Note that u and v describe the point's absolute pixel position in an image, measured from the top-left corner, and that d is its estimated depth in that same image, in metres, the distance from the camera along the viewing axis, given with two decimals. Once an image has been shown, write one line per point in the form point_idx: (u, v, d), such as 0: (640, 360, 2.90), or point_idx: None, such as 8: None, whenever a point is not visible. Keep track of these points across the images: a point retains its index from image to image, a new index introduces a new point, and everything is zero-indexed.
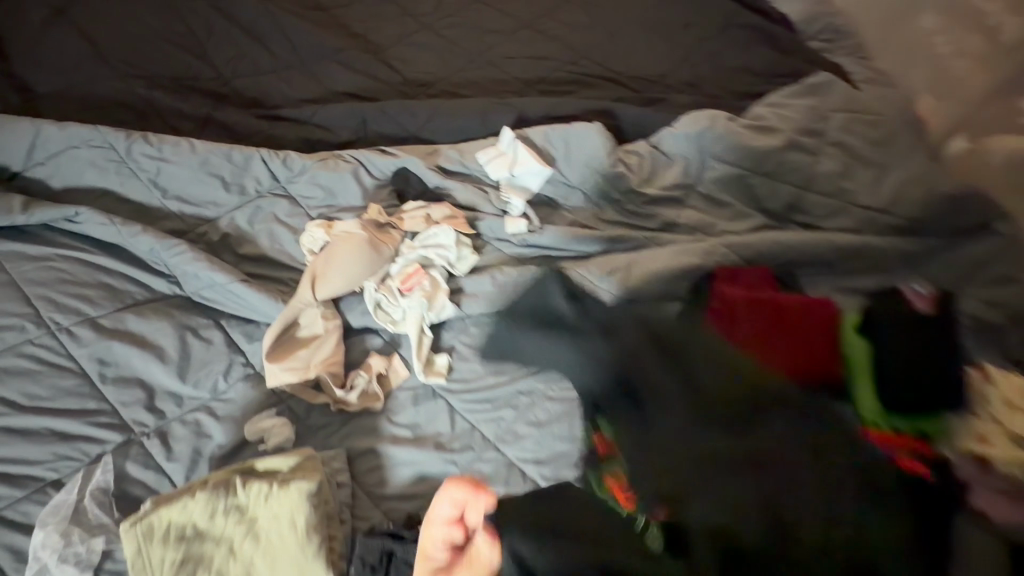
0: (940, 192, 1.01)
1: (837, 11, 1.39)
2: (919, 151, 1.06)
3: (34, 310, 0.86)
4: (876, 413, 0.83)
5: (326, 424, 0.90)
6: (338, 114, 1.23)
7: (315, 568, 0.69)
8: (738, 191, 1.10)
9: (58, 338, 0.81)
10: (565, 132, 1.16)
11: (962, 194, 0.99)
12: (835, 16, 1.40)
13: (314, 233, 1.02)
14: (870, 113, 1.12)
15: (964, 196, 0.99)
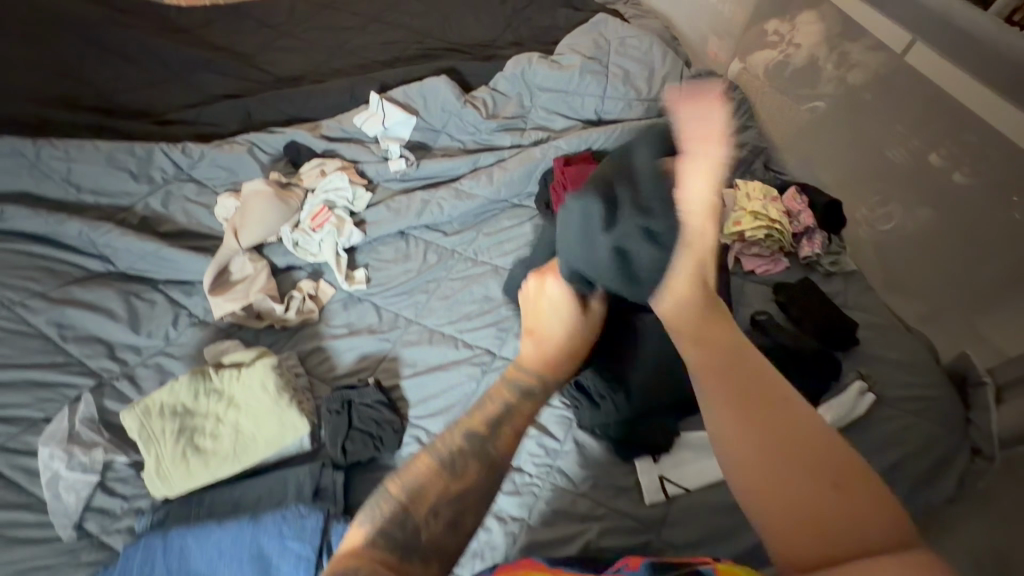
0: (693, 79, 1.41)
1: None
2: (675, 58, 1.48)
3: None
4: None
5: (274, 341, 1.09)
6: (222, 111, 1.42)
7: (292, 415, 0.90)
8: (562, 107, 1.43)
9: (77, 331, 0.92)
10: (420, 88, 1.43)
11: (705, 78, 1.40)
12: None
13: (225, 204, 1.20)
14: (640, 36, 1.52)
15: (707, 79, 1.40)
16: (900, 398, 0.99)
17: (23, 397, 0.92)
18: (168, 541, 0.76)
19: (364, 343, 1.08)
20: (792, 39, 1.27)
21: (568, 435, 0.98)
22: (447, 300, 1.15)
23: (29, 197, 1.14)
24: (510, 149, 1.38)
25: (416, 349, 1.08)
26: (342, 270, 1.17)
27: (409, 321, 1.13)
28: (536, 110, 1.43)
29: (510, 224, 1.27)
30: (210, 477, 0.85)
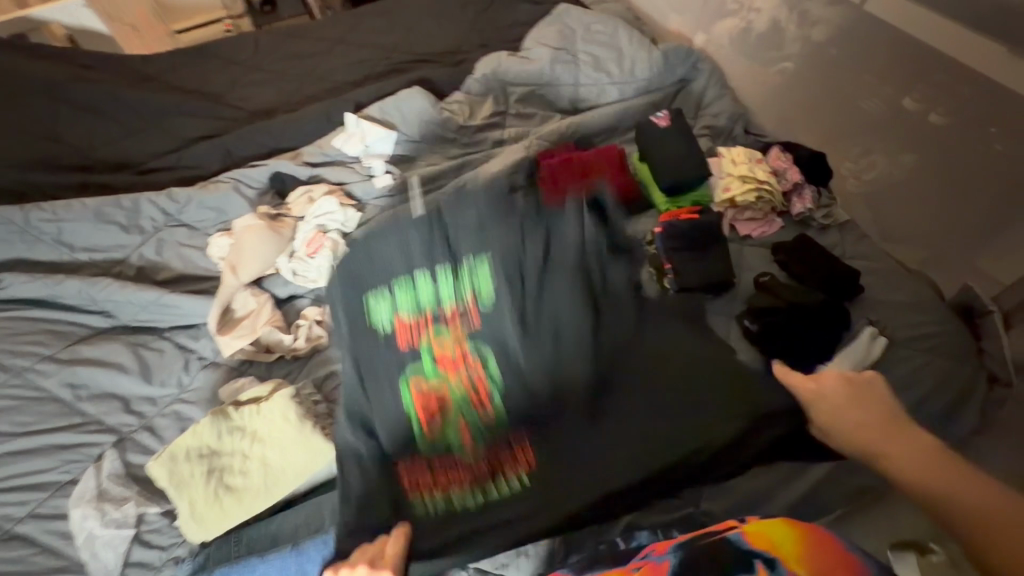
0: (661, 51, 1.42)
1: None
2: (642, 38, 1.49)
3: None
4: (665, 201, 1.21)
5: (289, 371, 1.08)
6: (202, 152, 1.43)
7: (318, 440, 0.91)
8: (537, 103, 1.45)
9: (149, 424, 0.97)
10: (394, 102, 1.43)
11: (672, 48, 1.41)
12: None
13: (219, 243, 1.20)
14: (601, 18, 1.52)
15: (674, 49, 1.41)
16: (913, 339, 1.00)
17: (50, 459, 0.93)
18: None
19: None
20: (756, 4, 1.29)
21: None
22: None
23: (24, 263, 1.15)
24: (492, 149, 1.39)
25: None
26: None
27: None
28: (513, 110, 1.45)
29: None
30: (246, 512, 0.86)
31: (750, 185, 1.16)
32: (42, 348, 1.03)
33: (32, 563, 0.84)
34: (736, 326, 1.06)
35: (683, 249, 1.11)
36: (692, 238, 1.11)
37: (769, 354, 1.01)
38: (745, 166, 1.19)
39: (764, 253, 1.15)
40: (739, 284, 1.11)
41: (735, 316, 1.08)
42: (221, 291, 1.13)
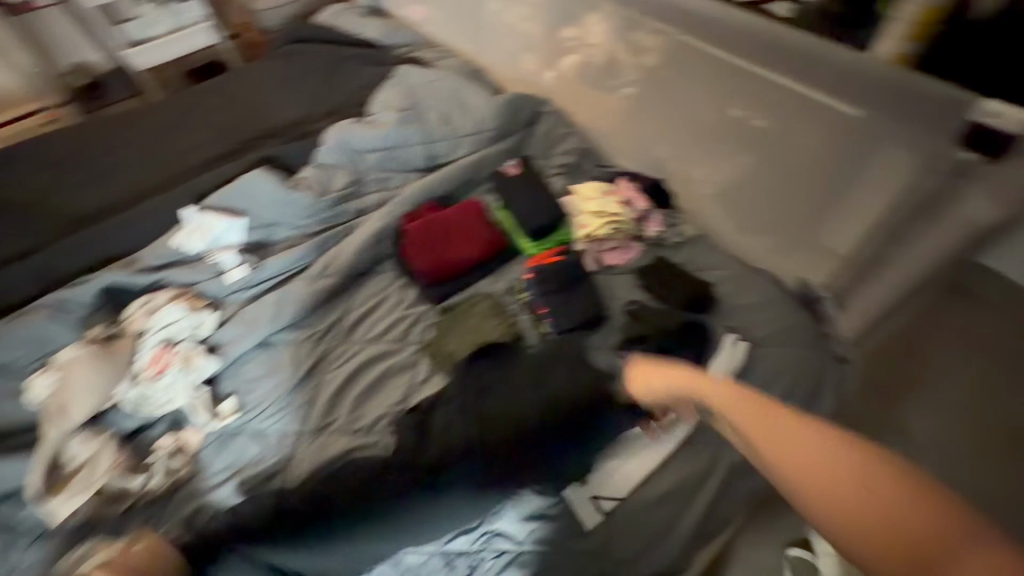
0: (503, 100, 1.46)
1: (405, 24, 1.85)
2: (486, 90, 1.53)
3: None
4: (530, 245, 1.24)
5: (144, 518, 0.94)
6: (12, 277, 1.24)
7: None
8: (393, 165, 1.43)
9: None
10: (236, 186, 1.32)
11: (513, 97, 1.46)
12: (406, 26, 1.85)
13: (41, 384, 1.05)
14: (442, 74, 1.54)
15: (516, 98, 1.46)
16: (768, 338, 1.08)
17: None
18: None
19: (248, 480, 0.98)
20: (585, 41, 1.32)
21: None
22: (334, 394, 1.08)
23: None
24: (354, 220, 1.35)
25: (312, 464, 0.99)
26: (199, 413, 1.04)
27: (291, 438, 1.04)
28: (369, 175, 1.41)
29: (378, 295, 1.22)
30: None
31: (603, 218, 1.22)
32: None
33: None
34: (616, 358, 1.07)
35: (553, 290, 1.13)
36: (558, 279, 1.15)
37: None
38: (596, 200, 1.25)
39: (629, 278, 1.19)
40: (612, 314, 1.14)
41: (614, 347, 1.09)
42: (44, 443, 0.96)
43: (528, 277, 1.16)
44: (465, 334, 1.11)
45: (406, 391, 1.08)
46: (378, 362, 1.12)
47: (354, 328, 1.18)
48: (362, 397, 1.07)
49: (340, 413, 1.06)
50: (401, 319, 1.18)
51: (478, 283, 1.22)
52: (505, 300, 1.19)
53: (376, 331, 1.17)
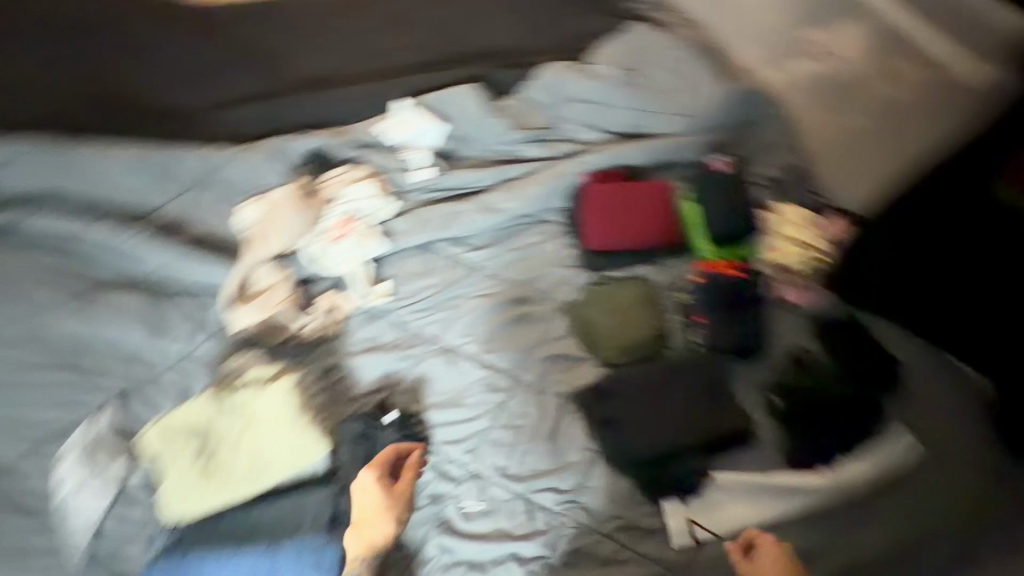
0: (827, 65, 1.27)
1: None
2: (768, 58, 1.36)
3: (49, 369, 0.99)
4: (710, 248, 1.15)
5: (295, 354, 1.07)
6: (243, 112, 1.38)
7: (311, 447, 0.91)
8: (592, 118, 1.39)
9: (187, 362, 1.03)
10: (447, 95, 1.38)
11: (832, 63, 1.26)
12: None
13: (245, 211, 1.19)
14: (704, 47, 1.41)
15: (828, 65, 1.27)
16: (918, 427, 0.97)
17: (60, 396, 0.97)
18: (186, 558, 0.85)
19: (385, 362, 1.07)
20: (831, 50, 1.28)
21: (594, 468, 0.95)
22: (471, 316, 1.12)
23: (54, 202, 1.08)
24: (537, 160, 1.35)
25: (423, 371, 1.06)
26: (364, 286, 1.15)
27: (429, 340, 1.10)
28: (568, 122, 1.40)
29: (539, 239, 1.23)
30: (234, 492, 0.87)
31: (802, 251, 1.13)
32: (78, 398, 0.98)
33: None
34: (760, 398, 1.01)
35: (722, 304, 1.07)
36: (725, 304, 1.07)
37: (792, 434, 0.96)
38: (799, 227, 1.14)
39: (805, 325, 1.08)
40: (771, 353, 1.05)
41: (761, 386, 1.02)
42: (244, 260, 1.13)
43: (700, 279, 1.10)
44: (614, 315, 1.09)
45: (539, 342, 1.09)
46: (521, 304, 1.14)
47: (508, 263, 1.20)
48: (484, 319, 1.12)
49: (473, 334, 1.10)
50: (554, 272, 1.18)
51: (640, 266, 1.18)
52: (658, 295, 1.13)
53: (525, 274, 1.18)
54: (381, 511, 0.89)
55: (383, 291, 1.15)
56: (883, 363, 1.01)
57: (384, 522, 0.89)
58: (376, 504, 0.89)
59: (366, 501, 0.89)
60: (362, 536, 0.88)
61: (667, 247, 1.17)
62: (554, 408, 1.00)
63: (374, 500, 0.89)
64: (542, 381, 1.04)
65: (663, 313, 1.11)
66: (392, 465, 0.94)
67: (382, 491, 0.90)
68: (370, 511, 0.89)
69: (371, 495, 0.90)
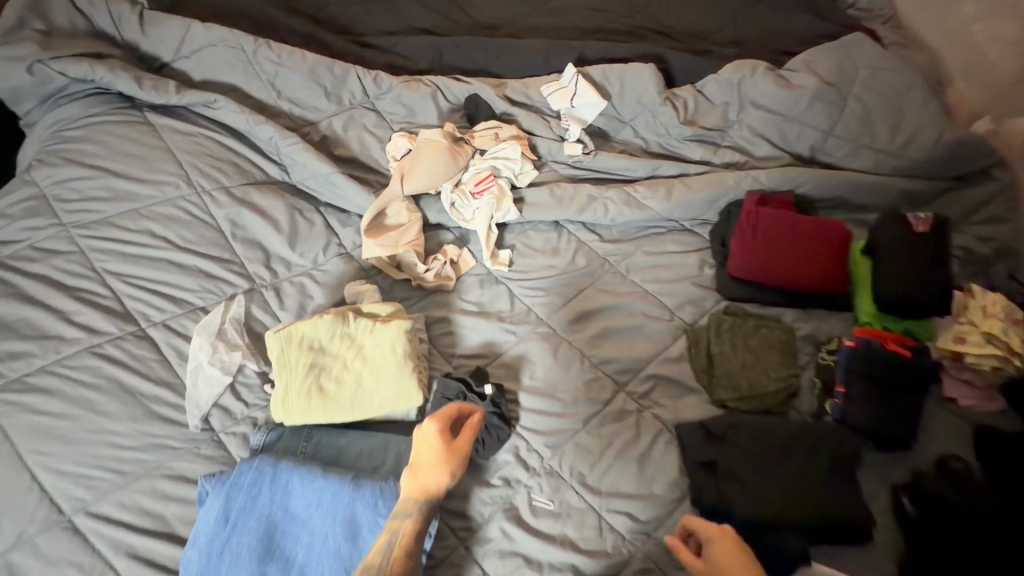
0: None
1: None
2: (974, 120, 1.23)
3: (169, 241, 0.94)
4: (871, 314, 1.01)
5: (407, 297, 1.09)
6: (416, 46, 1.38)
7: (410, 386, 0.88)
8: (772, 133, 1.24)
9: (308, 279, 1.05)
10: (621, 71, 1.29)
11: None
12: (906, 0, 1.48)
13: (398, 142, 1.20)
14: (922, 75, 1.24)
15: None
16: None
17: (173, 269, 0.93)
18: (278, 471, 0.77)
19: (490, 330, 1.05)
20: None
21: (678, 506, 0.88)
22: (586, 308, 1.07)
23: (235, 92, 1.13)
24: (696, 164, 1.24)
25: (525, 350, 1.03)
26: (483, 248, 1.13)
27: (539, 321, 1.07)
28: (744, 131, 1.26)
29: (677, 249, 1.14)
30: (326, 419, 0.85)
31: (995, 347, 0.93)
32: (194, 273, 0.94)
33: (114, 422, 0.80)
34: (887, 496, 0.88)
35: (875, 377, 0.92)
36: (876, 381, 0.92)
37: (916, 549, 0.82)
38: (998, 321, 0.94)
39: (959, 430, 0.93)
40: (914, 450, 0.92)
41: (891, 482, 0.90)
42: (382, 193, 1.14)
43: (850, 343, 0.96)
44: (742, 354, 0.99)
45: (651, 356, 1.02)
46: (640, 311, 1.07)
47: (637, 265, 1.13)
48: (598, 316, 1.07)
49: (585, 327, 1.06)
50: (686, 287, 1.09)
51: (785, 308, 1.06)
52: (798, 346, 1.01)
53: (653, 281, 1.10)
54: (438, 462, 0.73)
55: (501, 259, 1.12)
56: None
57: (440, 473, 0.73)
58: (433, 456, 0.73)
59: (424, 445, 0.74)
60: (413, 486, 0.72)
61: (821, 297, 1.05)
62: (650, 430, 0.95)
63: (431, 450, 0.74)
64: (643, 398, 0.98)
65: (797, 366, 0.99)
66: (458, 418, 0.78)
67: (438, 448, 0.74)
68: (427, 459, 0.74)
69: (431, 444, 0.75)
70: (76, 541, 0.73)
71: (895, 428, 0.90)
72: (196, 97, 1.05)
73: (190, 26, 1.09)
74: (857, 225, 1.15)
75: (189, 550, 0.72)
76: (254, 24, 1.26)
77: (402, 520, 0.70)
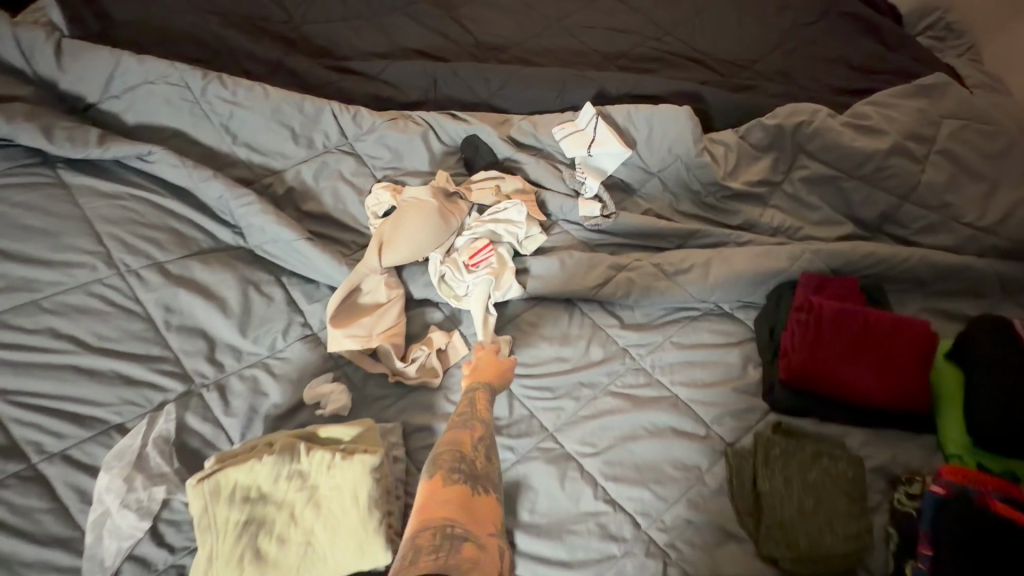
0: None
1: (1002, 22, 1.22)
2: None
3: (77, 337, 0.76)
4: (960, 445, 0.81)
5: (382, 396, 0.88)
6: (407, 72, 1.17)
7: (375, 546, 0.68)
8: (829, 194, 1.03)
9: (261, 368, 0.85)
10: (650, 112, 1.07)
11: None
12: (988, 30, 1.25)
13: (380, 196, 0.99)
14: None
15: None
16: None
17: (82, 376, 0.74)
18: None
19: None
20: None
21: None
22: (602, 418, 0.87)
23: (179, 138, 0.94)
24: (737, 231, 1.03)
25: (525, 473, 0.83)
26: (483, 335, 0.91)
27: (543, 432, 0.87)
28: (793, 188, 1.05)
29: (715, 340, 0.93)
30: None
31: None
32: (111, 380, 0.75)
33: None
34: None
35: (976, 542, 0.71)
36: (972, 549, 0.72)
37: None
38: None
39: None
40: None
41: None
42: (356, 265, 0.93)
43: (937, 488, 0.76)
44: (797, 493, 0.79)
45: (682, 488, 0.82)
46: (669, 424, 0.87)
47: (665, 359, 0.92)
48: (616, 428, 0.87)
49: (601, 442, 0.85)
50: (726, 393, 0.89)
51: (850, 426, 0.85)
52: (867, 482, 0.81)
53: (684, 383, 0.90)
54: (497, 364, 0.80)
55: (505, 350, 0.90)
56: None
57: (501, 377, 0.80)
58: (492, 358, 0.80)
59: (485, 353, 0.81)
60: (479, 379, 0.76)
61: (897, 416, 0.85)
62: None
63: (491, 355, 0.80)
64: (671, 546, 0.77)
65: (866, 513, 0.79)
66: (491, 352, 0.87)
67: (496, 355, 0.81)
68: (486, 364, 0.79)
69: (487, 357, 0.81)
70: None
71: None
72: (124, 148, 0.87)
73: (120, 58, 0.92)
74: (938, 317, 0.94)
75: None
76: (212, 49, 1.06)
77: (477, 392, 0.72)
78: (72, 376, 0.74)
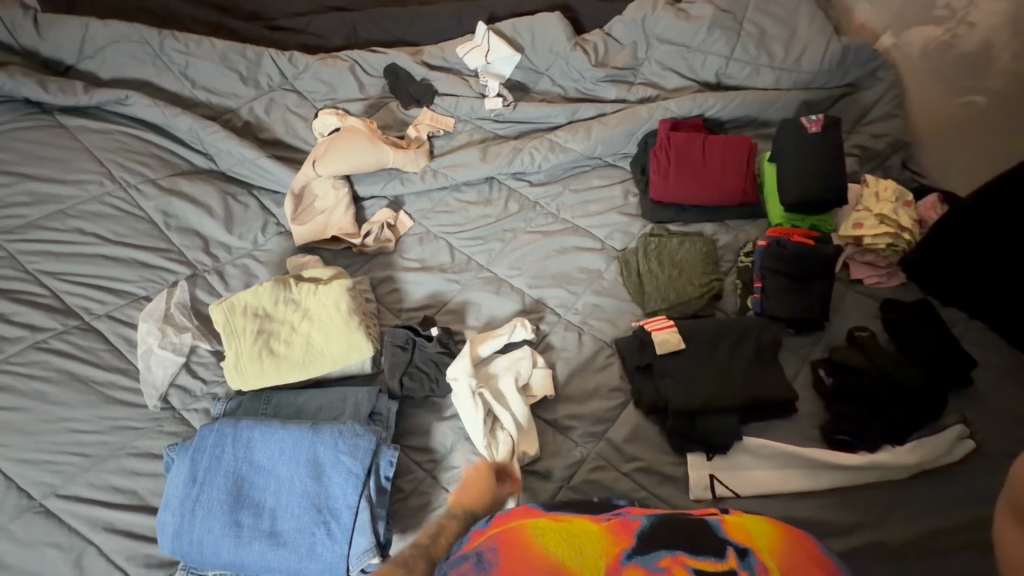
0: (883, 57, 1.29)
1: None
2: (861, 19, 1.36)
3: (99, 234, 0.97)
4: (779, 215, 1.10)
5: (350, 263, 1.12)
6: (329, 23, 1.39)
7: (359, 338, 0.92)
8: (677, 65, 1.32)
9: (250, 254, 1.07)
10: (530, 23, 1.33)
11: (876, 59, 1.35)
12: None
13: (327, 121, 1.20)
14: None
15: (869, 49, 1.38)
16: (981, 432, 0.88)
17: (109, 261, 0.95)
18: (239, 430, 0.80)
19: (433, 282, 1.09)
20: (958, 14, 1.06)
21: (624, 410, 0.95)
22: (522, 249, 1.13)
23: (148, 89, 1.16)
24: (612, 103, 1.30)
25: (468, 295, 1.08)
26: (495, 443, 0.89)
27: (479, 267, 1.12)
28: (651, 65, 1.33)
29: (602, 184, 1.21)
30: (281, 378, 0.89)
31: (885, 227, 1.03)
32: (131, 264, 0.97)
33: (73, 409, 0.83)
34: (807, 371, 0.97)
35: (783, 266, 1.01)
36: (784, 273, 1.01)
37: (831, 411, 0.91)
38: (889, 204, 1.05)
39: (868, 305, 1.02)
40: (827, 327, 1.01)
41: (809, 359, 0.98)
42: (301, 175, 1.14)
43: (762, 243, 1.04)
44: (667, 268, 1.07)
45: (586, 284, 1.08)
46: (574, 245, 1.13)
47: (567, 204, 1.19)
48: (534, 256, 1.12)
49: (524, 267, 1.11)
50: (612, 217, 1.16)
51: (703, 223, 1.15)
52: (720, 254, 1.10)
53: (582, 216, 1.17)
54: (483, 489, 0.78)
55: (528, 455, 0.89)
56: (943, 340, 0.94)
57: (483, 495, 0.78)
58: (486, 480, 0.79)
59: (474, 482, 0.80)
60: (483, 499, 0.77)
61: (735, 207, 1.14)
62: (591, 347, 1.02)
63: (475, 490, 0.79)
64: (584, 321, 1.04)
65: (718, 272, 1.07)
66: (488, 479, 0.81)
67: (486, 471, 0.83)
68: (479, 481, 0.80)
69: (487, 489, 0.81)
70: (51, 522, 0.76)
71: (806, 312, 0.99)
72: (106, 95, 1.08)
73: (88, 26, 1.13)
74: (764, 140, 1.24)
75: (165, 514, 0.76)
76: (162, 21, 1.27)
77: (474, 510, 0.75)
78: (101, 261, 0.95)
